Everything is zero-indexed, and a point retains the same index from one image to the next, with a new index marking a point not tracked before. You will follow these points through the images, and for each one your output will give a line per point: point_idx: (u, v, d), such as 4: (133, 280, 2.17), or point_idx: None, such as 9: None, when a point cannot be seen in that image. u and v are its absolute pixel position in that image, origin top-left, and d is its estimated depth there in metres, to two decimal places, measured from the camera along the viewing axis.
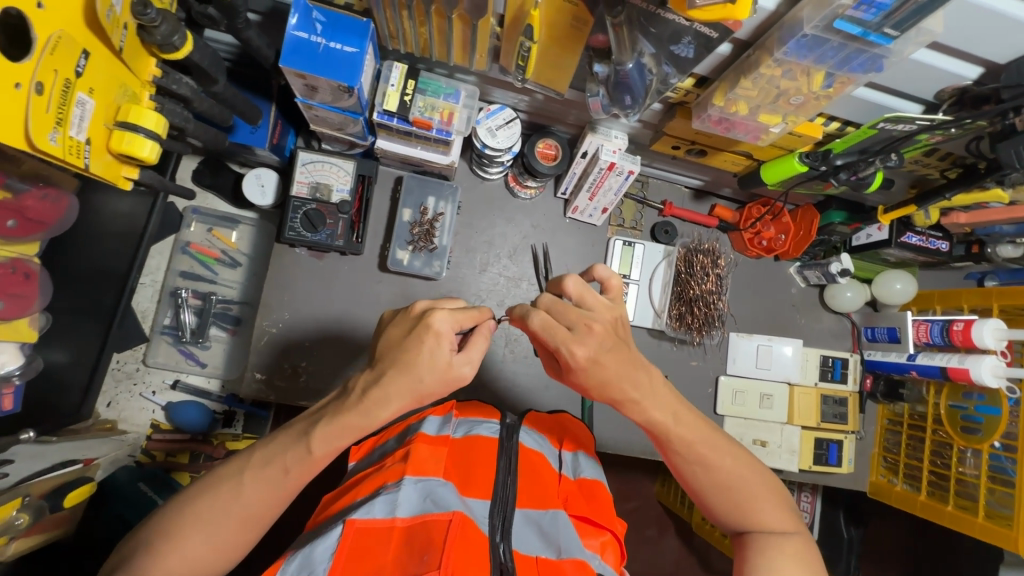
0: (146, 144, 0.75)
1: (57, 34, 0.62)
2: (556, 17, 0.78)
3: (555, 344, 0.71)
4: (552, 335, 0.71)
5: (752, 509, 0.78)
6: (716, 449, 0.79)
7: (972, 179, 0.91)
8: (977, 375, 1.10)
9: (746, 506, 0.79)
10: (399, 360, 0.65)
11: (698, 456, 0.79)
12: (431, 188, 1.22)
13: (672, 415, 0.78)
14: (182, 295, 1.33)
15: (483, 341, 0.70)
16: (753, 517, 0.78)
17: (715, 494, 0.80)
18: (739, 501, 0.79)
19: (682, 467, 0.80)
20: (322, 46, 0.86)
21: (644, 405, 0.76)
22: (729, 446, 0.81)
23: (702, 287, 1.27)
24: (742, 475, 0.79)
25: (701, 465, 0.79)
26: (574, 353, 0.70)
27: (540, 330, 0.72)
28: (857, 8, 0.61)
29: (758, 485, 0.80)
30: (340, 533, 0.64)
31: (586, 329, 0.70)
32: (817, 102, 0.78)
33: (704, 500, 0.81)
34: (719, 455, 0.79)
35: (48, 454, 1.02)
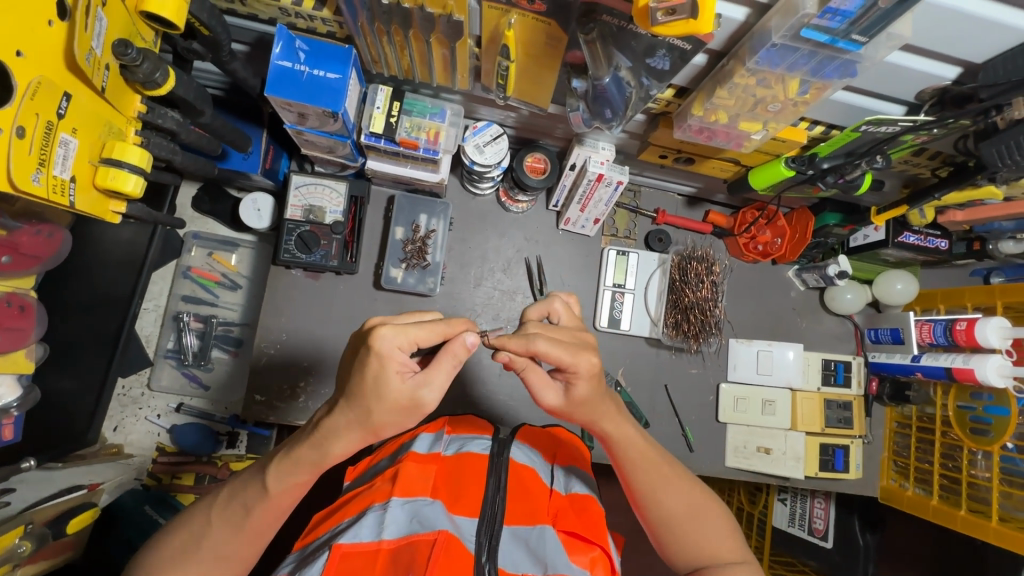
0: (131, 178, 0.78)
1: (37, 80, 0.64)
2: (531, 36, 0.79)
3: (566, 362, 0.69)
4: (566, 353, 0.69)
5: (707, 541, 0.78)
6: (670, 474, 0.81)
7: (963, 177, 0.90)
8: (983, 375, 1.07)
9: (700, 538, 0.78)
10: (353, 381, 0.62)
11: (651, 484, 0.79)
12: (423, 206, 1.23)
13: (639, 438, 0.81)
14: (184, 319, 1.37)
15: (449, 363, 0.63)
16: (707, 550, 0.78)
17: (669, 525, 0.79)
18: (695, 530, 0.79)
19: (636, 495, 0.81)
20: (305, 74, 0.87)
21: (608, 420, 0.77)
22: (682, 475, 0.82)
23: (696, 293, 1.24)
24: (694, 506, 0.80)
25: (655, 494, 0.79)
26: (587, 363, 0.70)
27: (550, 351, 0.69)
28: (822, 17, 0.61)
29: (710, 513, 0.80)
30: (326, 556, 0.64)
31: (586, 342, 0.73)
32: (795, 108, 0.78)
33: (659, 534, 0.81)
34: (671, 481, 0.80)
35: (55, 481, 1.06)
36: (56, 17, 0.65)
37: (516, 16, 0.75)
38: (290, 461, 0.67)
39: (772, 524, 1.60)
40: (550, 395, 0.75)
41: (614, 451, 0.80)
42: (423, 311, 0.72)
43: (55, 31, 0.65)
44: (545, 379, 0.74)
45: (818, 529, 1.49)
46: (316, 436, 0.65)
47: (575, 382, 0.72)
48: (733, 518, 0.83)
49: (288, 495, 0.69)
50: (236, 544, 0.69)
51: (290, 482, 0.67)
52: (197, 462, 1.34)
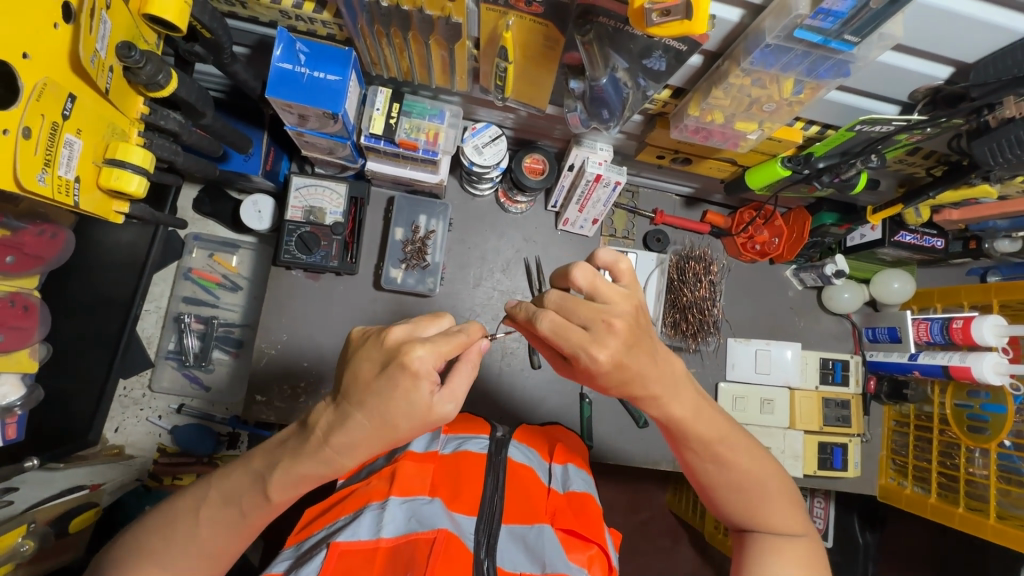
0: (134, 179, 0.79)
1: (43, 81, 0.64)
2: (528, 38, 0.80)
3: (572, 349, 0.65)
4: (567, 345, 0.65)
5: (762, 507, 0.79)
6: (731, 447, 0.78)
7: (957, 176, 0.91)
8: (979, 373, 1.08)
9: (756, 505, 0.79)
10: (376, 399, 0.60)
11: (712, 457, 0.78)
12: (422, 207, 1.24)
13: (694, 410, 0.75)
14: (185, 320, 1.38)
15: (470, 372, 0.65)
16: (761, 514, 0.79)
17: (727, 492, 0.79)
18: (750, 501, 0.79)
19: (693, 464, 0.80)
20: (306, 76, 0.88)
21: (664, 403, 0.72)
22: (744, 444, 0.80)
23: (694, 293, 1.28)
24: (749, 479, 0.79)
25: (714, 466, 0.78)
26: (589, 361, 0.65)
27: (553, 335, 0.66)
28: (814, 17, 0.62)
29: (768, 482, 0.79)
30: (324, 554, 0.65)
31: (606, 327, 0.64)
32: (790, 108, 0.79)
33: (713, 498, 0.82)
34: (733, 455, 0.78)
35: (56, 481, 1.06)
36: (62, 20, 0.66)
37: (515, 18, 0.76)
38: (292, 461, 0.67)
39: None
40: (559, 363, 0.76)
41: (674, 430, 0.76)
42: (442, 314, 0.70)
43: (60, 34, 0.66)
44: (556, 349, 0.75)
45: (818, 528, 1.50)
46: (325, 452, 0.63)
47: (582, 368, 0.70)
48: (789, 482, 0.83)
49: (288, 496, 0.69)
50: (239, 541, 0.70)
51: (287, 481, 0.67)
52: (197, 463, 1.34)
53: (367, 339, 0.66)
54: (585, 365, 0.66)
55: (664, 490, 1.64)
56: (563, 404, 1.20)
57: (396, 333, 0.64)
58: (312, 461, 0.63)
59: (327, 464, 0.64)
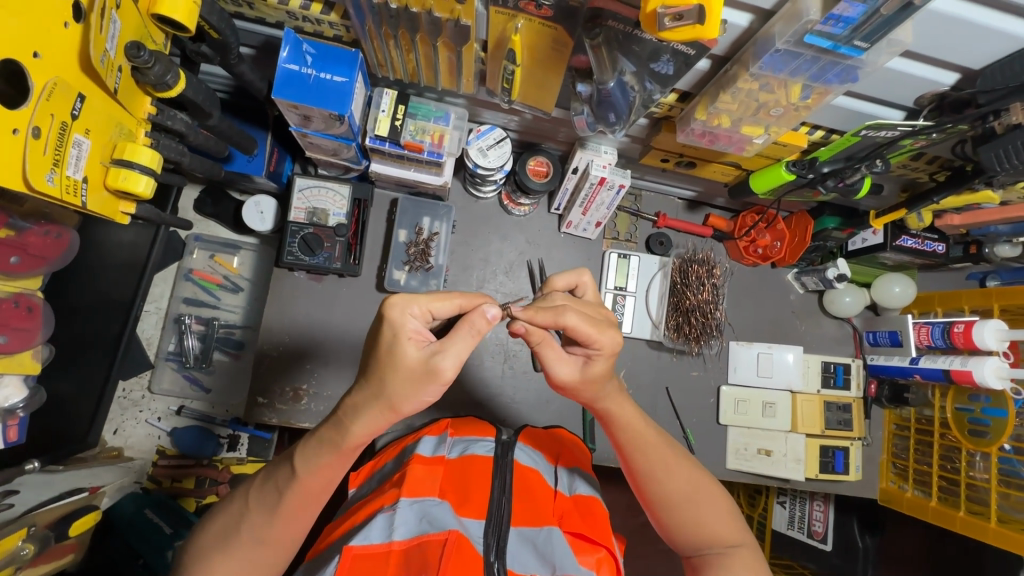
0: (141, 179, 0.78)
1: (53, 81, 0.64)
2: (537, 41, 0.80)
3: (596, 336, 0.70)
4: (591, 329, 0.70)
5: (705, 522, 0.79)
6: (673, 454, 0.81)
7: (961, 181, 0.91)
8: (980, 377, 1.08)
9: (700, 519, 0.79)
10: (371, 360, 0.62)
11: (653, 464, 0.80)
12: (426, 209, 1.24)
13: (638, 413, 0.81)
14: (186, 321, 1.37)
15: (470, 338, 0.59)
16: (705, 530, 0.78)
17: (670, 504, 0.80)
18: (695, 514, 0.79)
19: (636, 473, 0.81)
20: (312, 77, 0.88)
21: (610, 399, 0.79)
22: (684, 458, 0.82)
23: (698, 297, 1.28)
24: (693, 490, 0.80)
25: (656, 474, 0.80)
26: (611, 341, 0.71)
27: (580, 326, 0.69)
28: (825, 23, 0.63)
29: (711, 495, 0.80)
30: (338, 560, 0.65)
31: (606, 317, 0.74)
32: (797, 113, 0.79)
33: (659, 514, 0.81)
34: (673, 463, 0.80)
35: (56, 483, 1.05)
36: (72, 19, 0.66)
37: (524, 21, 0.76)
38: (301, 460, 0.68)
39: (771, 526, 1.61)
40: (562, 369, 0.75)
41: (616, 430, 0.80)
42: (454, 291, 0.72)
43: (70, 33, 0.66)
44: (558, 355, 0.74)
45: (817, 532, 1.50)
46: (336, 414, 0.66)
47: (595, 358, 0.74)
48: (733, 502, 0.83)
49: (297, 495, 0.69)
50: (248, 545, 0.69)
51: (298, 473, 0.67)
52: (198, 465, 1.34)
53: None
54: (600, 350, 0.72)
55: None
56: (566, 407, 1.20)
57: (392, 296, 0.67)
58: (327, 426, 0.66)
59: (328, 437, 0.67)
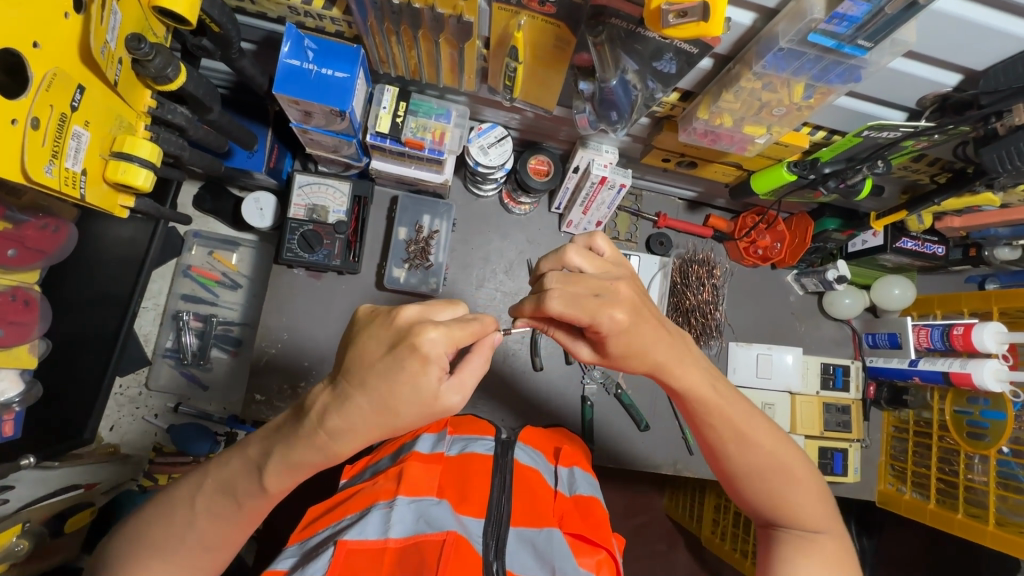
0: (141, 173, 0.77)
1: (52, 72, 0.64)
2: (540, 38, 0.80)
3: (587, 319, 0.63)
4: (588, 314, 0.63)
5: (785, 501, 0.76)
6: (754, 428, 0.75)
7: (961, 184, 0.91)
8: (980, 379, 1.08)
9: (780, 498, 0.76)
10: (379, 379, 0.56)
11: (735, 442, 0.75)
12: (426, 207, 1.24)
13: (708, 383, 0.73)
14: (184, 318, 1.36)
15: (481, 365, 0.61)
16: (785, 508, 0.76)
17: (748, 480, 0.77)
18: (775, 490, 0.76)
19: (712, 448, 0.77)
20: (313, 73, 0.88)
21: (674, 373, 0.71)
22: (773, 433, 0.77)
23: (698, 297, 1.30)
24: (773, 465, 0.76)
25: (737, 452, 0.76)
26: (607, 322, 0.63)
27: (566, 311, 0.63)
28: (829, 21, 0.62)
29: (797, 474, 0.76)
30: (331, 553, 0.64)
31: (611, 294, 0.65)
32: (800, 113, 0.79)
33: (735, 486, 0.79)
34: (758, 441, 0.75)
35: (51, 480, 1.05)
36: (72, 10, 0.66)
37: (527, 18, 0.76)
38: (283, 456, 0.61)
39: None
40: (584, 351, 0.72)
41: (698, 407, 0.74)
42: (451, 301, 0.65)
43: (70, 24, 0.65)
44: (573, 338, 0.72)
45: None
46: (319, 438, 0.58)
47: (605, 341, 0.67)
48: (818, 478, 0.79)
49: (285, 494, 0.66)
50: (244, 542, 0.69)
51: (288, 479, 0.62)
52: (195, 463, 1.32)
53: (373, 322, 0.61)
54: (599, 331, 0.65)
55: (662, 495, 1.64)
56: (564, 407, 1.19)
57: (405, 314, 0.60)
58: (310, 448, 0.59)
59: (312, 452, 0.60)
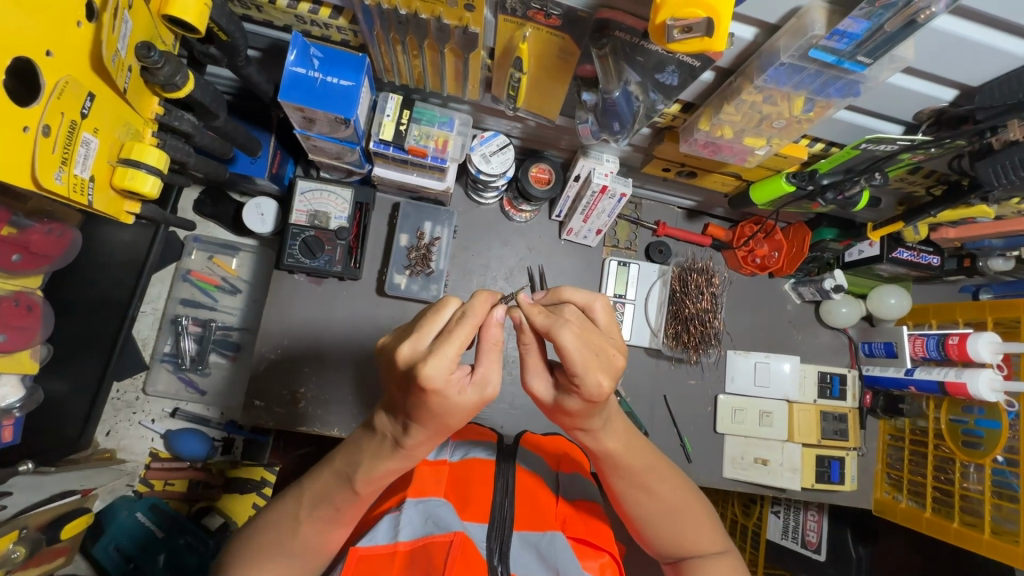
0: (149, 179, 0.78)
1: (64, 80, 0.64)
2: (544, 50, 0.81)
3: (580, 371, 0.60)
4: (578, 363, 0.59)
5: (686, 536, 0.78)
6: (657, 475, 0.77)
7: (956, 197, 0.93)
8: (975, 389, 1.10)
9: (680, 534, 0.78)
10: (419, 413, 0.58)
11: (639, 487, 0.76)
12: (427, 214, 1.24)
13: (624, 443, 0.74)
14: (183, 323, 1.36)
15: (496, 356, 0.60)
16: (688, 542, 0.78)
17: (652, 523, 0.78)
18: (679, 527, 0.78)
19: (622, 495, 0.77)
20: (319, 81, 0.88)
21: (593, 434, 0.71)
22: (672, 475, 0.79)
23: (696, 305, 1.28)
24: (676, 506, 0.78)
25: (642, 496, 0.76)
26: (594, 385, 0.61)
27: (572, 353, 0.59)
28: (830, 38, 0.63)
29: (698, 509, 0.80)
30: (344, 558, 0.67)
31: (610, 359, 0.62)
32: (799, 125, 0.81)
33: (639, 529, 0.80)
34: (659, 484, 0.77)
35: (46, 486, 1.04)
36: (84, 19, 0.66)
37: (532, 30, 0.77)
38: (350, 461, 0.68)
39: (765, 537, 1.53)
40: (542, 389, 0.67)
41: (607, 460, 0.74)
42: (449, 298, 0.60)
43: (82, 33, 0.66)
44: (542, 370, 0.67)
45: (811, 542, 1.43)
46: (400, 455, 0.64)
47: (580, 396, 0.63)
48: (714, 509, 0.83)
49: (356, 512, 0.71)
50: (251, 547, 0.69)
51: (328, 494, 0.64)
52: (191, 469, 1.33)
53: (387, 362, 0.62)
54: (586, 391, 0.61)
55: None
56: None
57: (404, 351, 0.57)
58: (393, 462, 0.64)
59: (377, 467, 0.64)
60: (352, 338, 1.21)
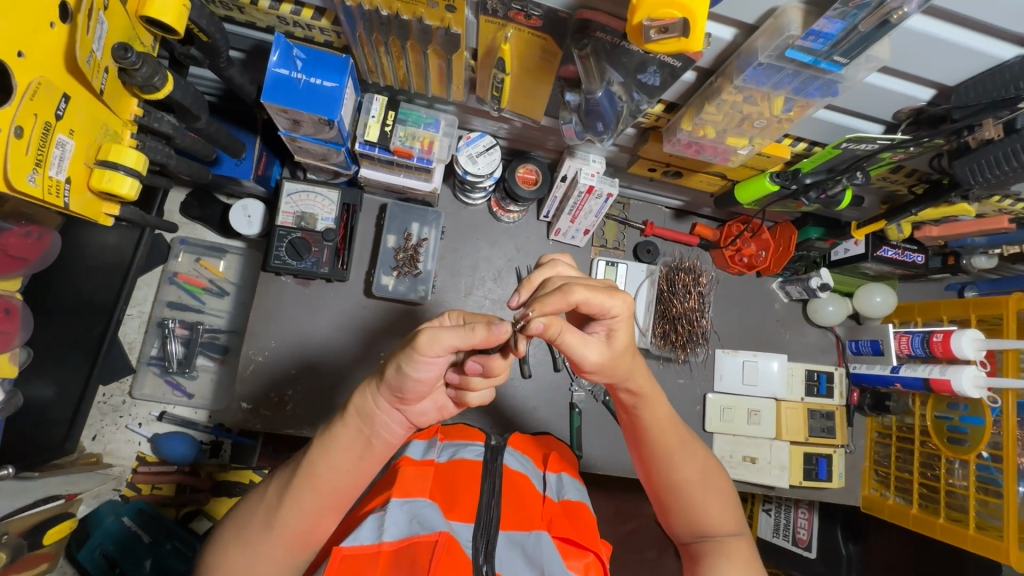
0: (126, 181, 0.78)
1: (37, 81, 0.64)
2: (527, 51, 0.81)
3: (605, 305, 0.66)
4: (602, 294, 0.66)
5: (708, 513, 0.78)
6: (685, 447, 0.79)
7: (937, 195, 0.94)
8: (958, 386, 1.09)
9: (700, 508, 0.78)
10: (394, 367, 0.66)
11: (669, 453, 0.78)
12: (415, 215, 1.24)
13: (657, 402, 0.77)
14: (170, 325, 1.34)
15: (462, 336, 0.59)
16: (708, 520, 0.78)
17: (677, 492, 0.79)
18: (700, 503, 0.78)
19: (650, 459, 0.79)
20: (302, 82, 0.88)
21: (628, 381, 0.73)
22: (698, 453, 0.81)
23: (684, 305, 1.28)
24: (699, 478, 0.79)
25: (671, 463, 0.78)
26: (624, 302, 0.68)
27: (590, 299, 0.65)
28: (806, 38, 0.64)
29: (720, 492, 0.80)
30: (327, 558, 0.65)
31: (610, 285, 0.70)
32: (780, 125, 0.81)
33: (662, 499, 0.81)
34: (688, 454, 0.79)
35: (31, 490, 1.04)
36: (58, 20, 0.66)
37: (513, 31, 0.77)
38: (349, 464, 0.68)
39: (756, 535, 1.53)
40: (592, 353, 0.68)
41: (640, 418, 0.77)
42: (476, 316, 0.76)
43: (56, 34, 0.65)
44: (584, 340, 0.67)
45: (802, 539, 1.44)
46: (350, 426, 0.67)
47: (615, 331, 0.70)
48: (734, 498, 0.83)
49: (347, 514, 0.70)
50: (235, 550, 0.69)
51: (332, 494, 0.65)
52: (179, 472, 1.32)
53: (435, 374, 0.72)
54: (618, 321, 0.69)
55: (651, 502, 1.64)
56: (553, 414, 1.20)
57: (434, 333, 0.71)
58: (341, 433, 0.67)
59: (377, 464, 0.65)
60: (338, 341, 1.20)
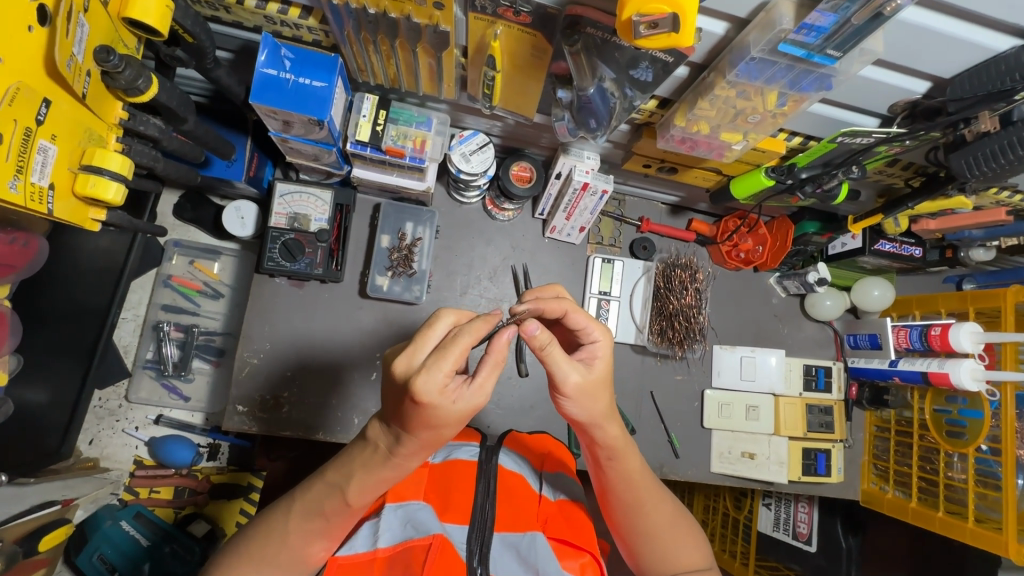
0: (111, 186, 0.77)
1: (16, 86, 0.63)
2: (517, 47, 0.80)
3: (585, 323, 0.72)
4: (587, 312, 0.72)
5: (677, 560, 0.77)
6: (655, 494, 0.78)
7: (935, 187, 0.92)
8: (957, 379, 1.08)
9: (669, 555, 0.77)
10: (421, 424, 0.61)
11: (636, 500, 0.77)
12: (409, 214, 1.23)
13: (630, 444, 0.76)
14: (164, 329, 1.34)
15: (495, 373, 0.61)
16: (677, 567, 0.77)
17: (645, 539, 0.77)
18: (669, 548, 0.77)
19: (617, 504, 0.78)
20: (291, 82, 0.87)
21: (602, 426, 0.72)
22: (668, 500, 0.80)
23: (681, 301, 1.26)
24: (668, 524, 0.78)
25: (640, 508, 0.77)
26: (602, 330, 0.72)
27: (570, 316, 0.72)
28: (798, 32, 0.64)
29: (690, 538, 0.79)
30: (325, 569, 0.69)
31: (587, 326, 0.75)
32: (774, 119, 0.80)
33: (629, 545, 0.79)
34: (656, 501, 0.78)
35: (26, 497, 1.04)
36: (37, 23, 0.65)
37: (502, 27, 0.76)
38: (342, 473, 0.68)
39: (756, 529, 1.52)
40: (575, 374, 0.67)
41: (612, 463, 0.76)
42: (441, 313, 0.66)
43: (35, 37, 0.65)
44: (569, 359, 0.67)
45: (802, 533, 1.41)
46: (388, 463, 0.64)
47: (596, 357, 0.71)
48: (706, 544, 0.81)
49: (344, 520, 0.70)
50: (235, 559, 0.69)
51: (344, 499, 0.67)
52: (178, 475, 1.33)
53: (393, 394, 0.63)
54: (596, 347, 0.71)
55: None
56: (550, 413, 1.19)
57: (398, 365, 0.61)
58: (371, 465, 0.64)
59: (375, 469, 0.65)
60: (334, 343, 1.20)
